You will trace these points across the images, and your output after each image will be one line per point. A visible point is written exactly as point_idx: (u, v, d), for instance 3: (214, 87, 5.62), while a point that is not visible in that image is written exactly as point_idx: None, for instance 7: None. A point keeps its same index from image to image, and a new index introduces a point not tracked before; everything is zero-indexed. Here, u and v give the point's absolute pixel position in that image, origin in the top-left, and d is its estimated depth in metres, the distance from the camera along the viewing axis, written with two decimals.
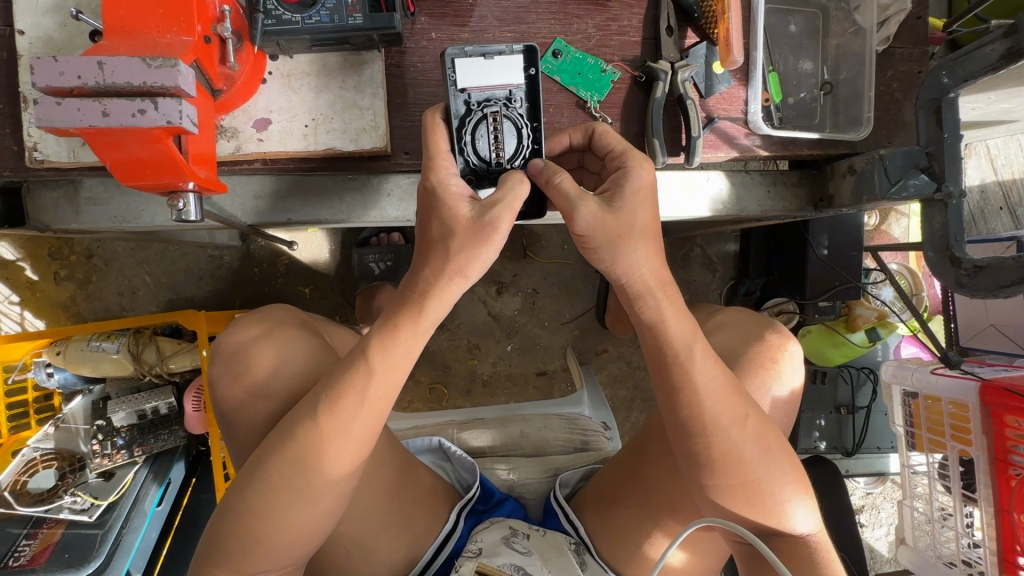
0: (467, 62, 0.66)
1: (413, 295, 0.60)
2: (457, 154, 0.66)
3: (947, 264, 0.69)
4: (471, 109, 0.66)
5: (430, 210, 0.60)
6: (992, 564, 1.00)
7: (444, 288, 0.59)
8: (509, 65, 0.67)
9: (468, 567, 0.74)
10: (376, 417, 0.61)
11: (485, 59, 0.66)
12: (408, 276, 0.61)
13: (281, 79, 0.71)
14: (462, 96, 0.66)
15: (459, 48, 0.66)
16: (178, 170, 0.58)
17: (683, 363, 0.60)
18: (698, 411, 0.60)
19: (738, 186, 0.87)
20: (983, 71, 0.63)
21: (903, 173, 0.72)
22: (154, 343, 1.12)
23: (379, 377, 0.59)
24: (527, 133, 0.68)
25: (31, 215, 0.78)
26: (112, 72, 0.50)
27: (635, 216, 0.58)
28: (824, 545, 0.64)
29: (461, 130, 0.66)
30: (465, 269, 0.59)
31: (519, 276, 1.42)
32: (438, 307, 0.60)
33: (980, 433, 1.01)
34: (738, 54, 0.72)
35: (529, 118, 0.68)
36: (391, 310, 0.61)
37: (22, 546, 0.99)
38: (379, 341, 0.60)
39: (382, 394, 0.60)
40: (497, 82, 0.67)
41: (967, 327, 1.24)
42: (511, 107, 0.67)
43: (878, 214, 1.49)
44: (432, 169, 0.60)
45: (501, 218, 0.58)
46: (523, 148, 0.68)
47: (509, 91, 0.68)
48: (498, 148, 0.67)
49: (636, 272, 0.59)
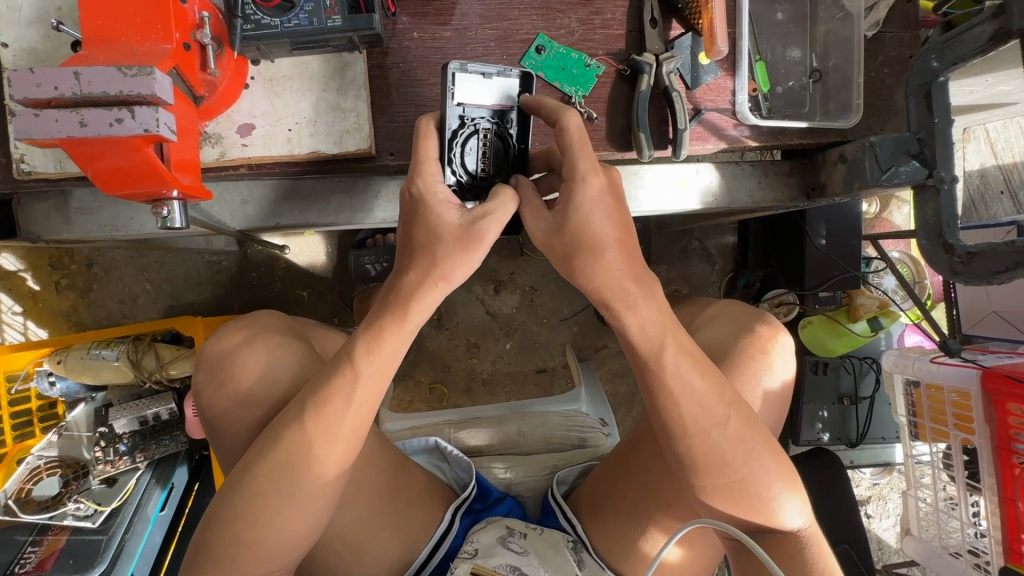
0: (466, 76, 0.64)
1: (395, 298, 0.60)
2: (445, 166, 0.65)
3: (940, 252, 0.67)
4: (465, 124, 0.65)
5: (412, 216, 0.59)
6: (997, 553, 0.99)
7: (426, 290, 0.59)
8: (506, 86, 0.66)
9: (463, 569, 0.74)
10: (364, 419, 0.61)
11: (484, 77, 0.65)
12: (391, 280, 0.61)
13: (263, 83, 0.71)
14: (457, 110, 0.65)
15: (461, 64, 0.63)
16: (160, 178, 0.58)
17: (668, 359, 0.60)
18: (684, 408, 0.60)
19: (729, 177, 0.86)
20: (974, 53, 0.62)
21: (894, 159, 0.71)
22: (153, 350, 1.13)
23: (366, 378, 0.60)
24: (515, 156, 0.68)
25: (23, 226, 0.79)
26: (89, 83, 0.50)
27: (586, 228, 0.57)
28: (817, 540, 0.64)
29: (451, 143, 0.65)
30: (441, 272, 0.58)
31: (517, 273, 1.42)
32: (421, 311, 0.60)
33: (983, 422, 0.99)
34: (722, 44, 0.72)
35: (519, 138, 0.68)
36: (373, 315, 0.61)
37: (28, 553, 1.01)
38: (366, 343, 0.60)
39: (369, 397, 0.60)
40: (492, 100, 0.66)
41: (969, 314, 1.22)
42: (504, 128, 0.67)
43: (879, 202, 1.47)
44: (418, 175, 0.59)
45: (487, 229, 0.57)
46: (508, 169, 0.68)
47: (504, 111, 0.67)
48: (484, 164, 0.67)
49: (622, 266, 0.59)
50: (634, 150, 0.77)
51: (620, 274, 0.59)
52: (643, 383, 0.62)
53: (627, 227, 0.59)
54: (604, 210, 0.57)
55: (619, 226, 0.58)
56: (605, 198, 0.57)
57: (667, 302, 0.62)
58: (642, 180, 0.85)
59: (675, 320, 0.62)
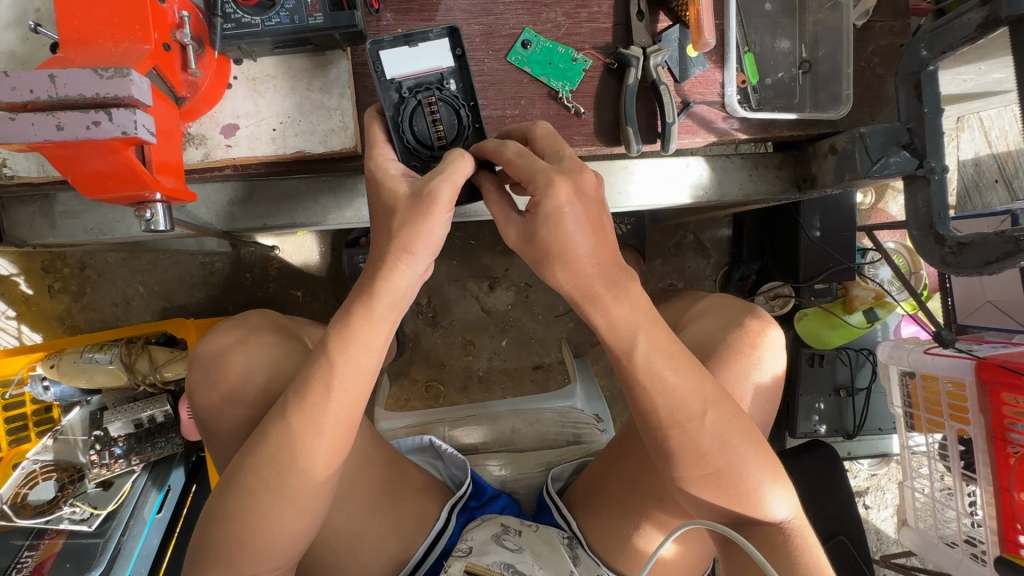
0: (392, 52, 0.66)
1: (364, 284, 0.60)
2: (397, 143, 0.66)
3: (932, 242, 0.67)
4: (405, 96, 0.66)
5: (375, 199, 0.61)
6: (993, 543, 0.99)
7: (393, 272, 0.58)
8: (433, 48, 0.67)
9: (456, 567, 0.74)
10: (347, 406, 0.60)
11: (409, 46, 0.66)
12: (364, 269, 0.61)
13: (246, 83, 0.71)
14: (393, 86, 0.66)
15: (379, 39, 0.65)
16: (141, 181, 0.57)
17: (648, 347, 0.59)
18: (665, 398, 0.59)
19: (719, 170, 0.85)
20: (961, 41, 0.61)
21: (884, 150, 0.70)
22: (146, 352, 1.12)
23: (343, 366, 0.59)
24: (466, 113, 0.68)
25: (9, 230, 0.78)
26: (64, 85, 0.50)
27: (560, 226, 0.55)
28: (803, 531, 0.64)
29: (398, 120, 0.66)
30: (411, 246, 0.57)
31: (511, 269, 1.41)
32: (389, 290, 0.59)
33: (979, 412, 0.99)
34: (709, 36, 0.71)
35: (465, 98, 0.68)
36: (346, 305, 0.61)
37: (25, 557, 1.01)
38: (339, 336, 0.59)
39: (350, 387, 0.60)
40: (426, 67, 0.67)
41: (964, 305, 1.22)
42: (445, 89, 0.67)
43: (874, 193, 1.46)
44: (370, 157, 0.62)
45: (439, 189, 0.56)
46: (464, 129, 0.68)
47: (441, 74, 0.68)
48: (439, 132, 0.67)
49: (600, 251, 0.57)
50: (623, 145, 0.76)
51: (590, 272, 0.57)
52: (619, 380, 0.62)
53: (602, 230, 0.58)
54: (575, 216, 0.56)
55: (595, 231, 0.57)
56: (576, 207, 0.56)
57: (644, 292, 0.60)
58: (631, 174, 0.85)
59: (652, 313, 0.60)
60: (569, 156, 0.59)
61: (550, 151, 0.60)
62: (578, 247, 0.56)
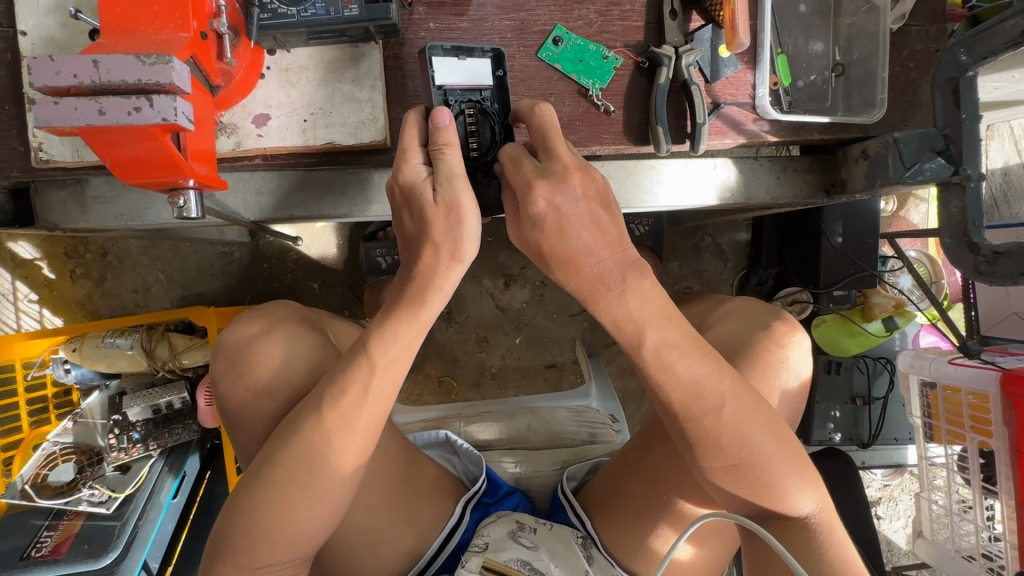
0: (443, 60, 0.66)
1: (412, 289, 0.60)
2: None
3: (965, 251, 0.66)
4: (450, 104, 0.67)
5: (405, 206, 0.60)
6: (1012, 558, 0.98)
7: (445, 278, 0.60)
8: (479, 67, 0.68)
9: (473, 563, 0.73)
10: (382, 408, 0.61)
11: (459, 59, 0.67)
12: (405, 271, 0.61)
13: (279, 73, 0.71)
14: (440, 92, 0.67)
15: (437, 47, 0.66)
16: (177, 167, 0.58)
17: (660, 343, 0.58)
18: (675, 400, 0.59)
19: (747, 173, 0.85)
20: (1004, 47, 0.61)
21: (918, 155, 0.68)
22: (166, 339, 1.14)
23: (381, 368, 0.59)
24: (501, 129, 0.69)
25: (40, 215, 0.79)
26: (107, 71, 0.50)
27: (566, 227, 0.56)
28: (830, 530, 0.64)
29: None
30: (460, 253, 0.59)
31: (528, 267, 1.41)
32: (438, 297, 0.61)
33: (1002, 425, 0.97)
34: (744, 36, 0.71)
35: (502, 116, 0.69)
36: (389, 304, 0.61)
37: (44, 537, 1.00)
38: (380, 335, 0.60)
39: (386, 387, 0.60)
40: (470, 81, 0.68)
41: (989, 316, 1.21)
42: (487, 106, 0.68)
43: (897, 199, 1.44)
44: (402, 165, 0.59)
45: (463, 197, 0.58)
46: (497, 143, 0.68)
47: (483, 91, 0.69)
48: (473, 143, 0.68)
49: (600, 243, 0.57)
50: (651, 144, 0.76)
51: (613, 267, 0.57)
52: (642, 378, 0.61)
53: (602, 226, 0.58)
54: (560, 217, 0.56)
55: (596, 227, 0.57)
56: (559, 207, 0.56)
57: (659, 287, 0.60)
58: (659, 175, 0.84)
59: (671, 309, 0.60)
60: (557, 151, 0.58)
61: (541, 143, 0.59)
62: (581, 246, 0.57)
